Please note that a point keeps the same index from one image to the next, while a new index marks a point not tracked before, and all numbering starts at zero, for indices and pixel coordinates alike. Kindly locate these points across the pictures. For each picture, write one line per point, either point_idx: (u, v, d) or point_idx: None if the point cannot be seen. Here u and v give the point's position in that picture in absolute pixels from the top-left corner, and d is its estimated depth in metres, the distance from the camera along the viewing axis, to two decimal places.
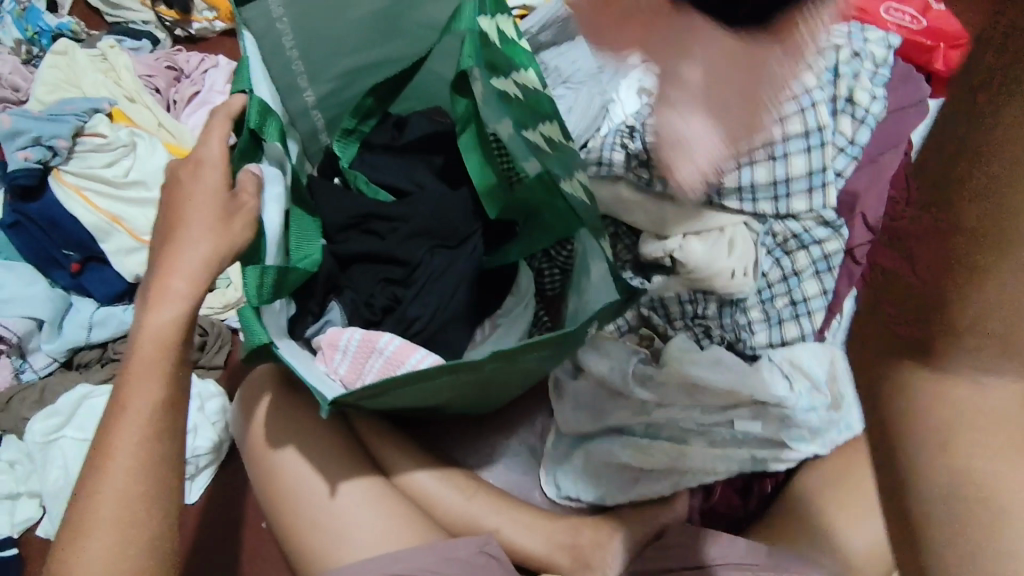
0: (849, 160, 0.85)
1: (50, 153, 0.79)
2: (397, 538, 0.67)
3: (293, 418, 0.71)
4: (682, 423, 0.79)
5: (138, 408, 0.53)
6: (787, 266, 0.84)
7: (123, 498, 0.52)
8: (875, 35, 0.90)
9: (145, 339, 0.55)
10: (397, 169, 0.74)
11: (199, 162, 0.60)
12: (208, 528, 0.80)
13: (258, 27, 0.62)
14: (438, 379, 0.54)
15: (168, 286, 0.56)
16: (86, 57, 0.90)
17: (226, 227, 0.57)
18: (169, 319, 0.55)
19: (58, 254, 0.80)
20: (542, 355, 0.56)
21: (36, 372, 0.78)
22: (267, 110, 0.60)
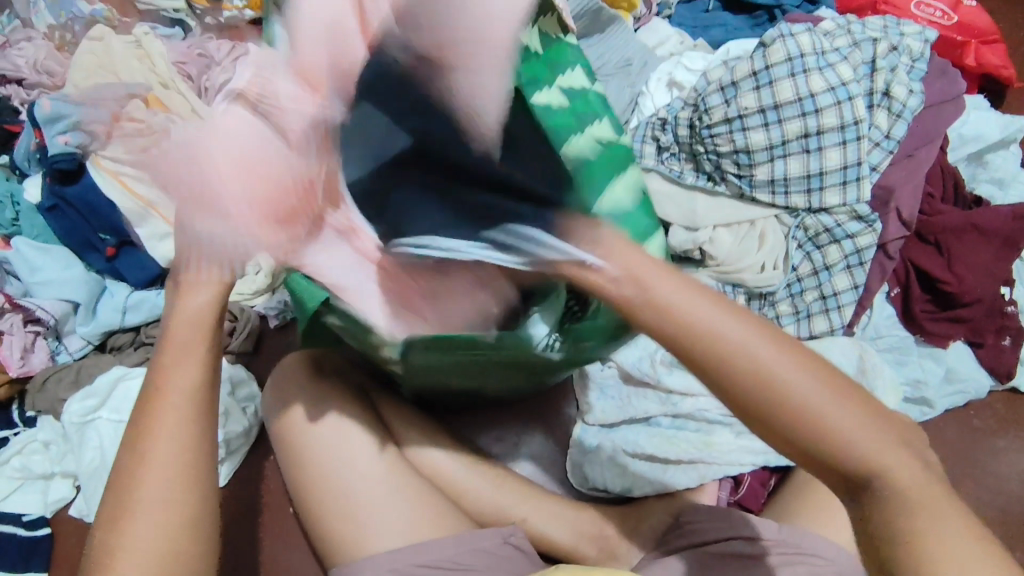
0: (885, 154, 0.84)
1: (89, 137, 0.80)
2: (426, 528, 0.67)
3: (324, 400, 0.72)
4: (702, 415, 0.81)
5: (178, 388, 0.52)
6: (818, 258, 0.83)
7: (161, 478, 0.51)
8: (913, 30, 0.89)
9: (177, 324, 0.52)
10: None
11: None
12: (235, 512, 0.81)
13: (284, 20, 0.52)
14: (492, 349, 0.53)
15: (197, 272, 0.52)
16: (121, 44, 0.91)
17: None
18: (198, 306, 0.51)
19: (94, 238, 0.81)
20: (575, 339, 0.56)
21: (71, 354, 0.79)
22: None
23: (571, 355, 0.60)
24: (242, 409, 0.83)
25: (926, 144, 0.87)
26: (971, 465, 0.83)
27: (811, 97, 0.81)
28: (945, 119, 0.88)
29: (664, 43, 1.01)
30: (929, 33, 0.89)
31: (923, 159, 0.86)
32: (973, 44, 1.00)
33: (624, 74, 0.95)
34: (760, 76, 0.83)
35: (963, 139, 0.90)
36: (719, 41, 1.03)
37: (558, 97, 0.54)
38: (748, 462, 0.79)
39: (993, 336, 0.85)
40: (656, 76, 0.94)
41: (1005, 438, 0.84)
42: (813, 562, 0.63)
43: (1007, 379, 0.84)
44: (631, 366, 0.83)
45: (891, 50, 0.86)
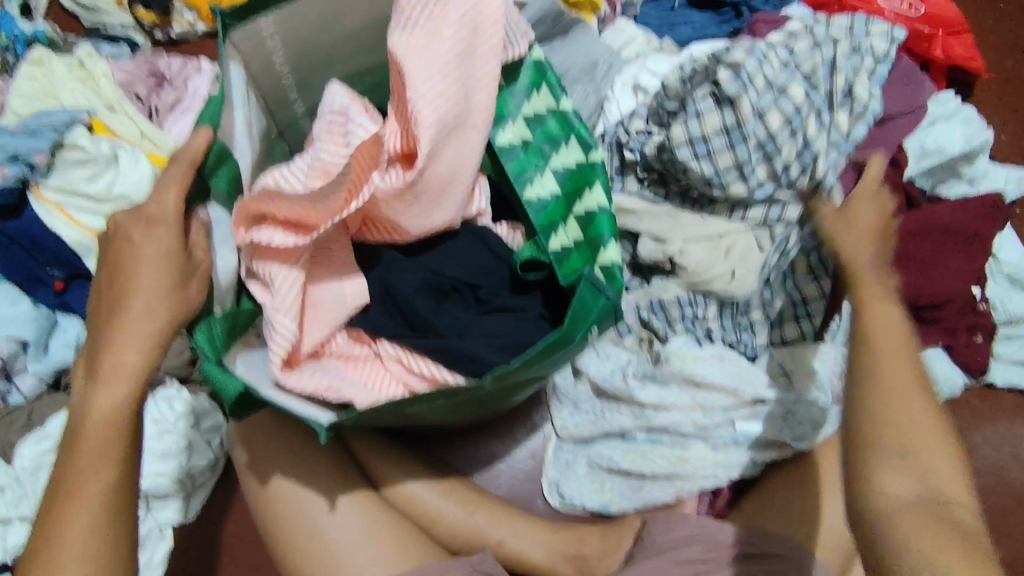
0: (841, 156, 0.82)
1: (29, 169, 0.76)
2: (392, 565, 0.67)
3: (285, 436, 0.70)
4: (671, 429, 0.79)
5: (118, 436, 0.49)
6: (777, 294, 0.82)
7: (97, 533, 0.48)
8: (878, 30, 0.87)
9: (121, 375, 0.50)
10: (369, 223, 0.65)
11: (150, 219, 0.52)
12: (204, 547, 0.80)
13: (245, 49, 0.61)
14: (429, 401, 0.54)
15: (135, 322, 0.50)
16: (62, 66, 0.87)
17: (182, 293, 0.51)
18: (143, 356, 0.50)
19: (41, 272, 0.78)
20: (542, 369, 0.56)
21: (23, 395, 0.76)
22: (224, 156, 0.56)
23: (535, 380, 0.60)
24: (207, 441, 0.80)
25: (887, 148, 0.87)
26: None
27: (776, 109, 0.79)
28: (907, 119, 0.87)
29: (630, 44, 0.98)
30: (894, 31, 0.87)
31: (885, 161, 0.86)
32: (940, 35, 0.98)
33: (589, 79, 0.92)
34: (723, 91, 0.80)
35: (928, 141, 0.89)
36: (686, 40, 1.01)
37: (527, 137, 0.68)
38: (727, 475, 0.77)
39: (966, 333, 0.84)
40: (622, 80, 0.91)
41: (981, 433, 0.85)
42: (767, 562, 0.66)
43: (980, 376, 0.85)
44: (603, 381, 0.82)
45: (854, 53, 0.84)
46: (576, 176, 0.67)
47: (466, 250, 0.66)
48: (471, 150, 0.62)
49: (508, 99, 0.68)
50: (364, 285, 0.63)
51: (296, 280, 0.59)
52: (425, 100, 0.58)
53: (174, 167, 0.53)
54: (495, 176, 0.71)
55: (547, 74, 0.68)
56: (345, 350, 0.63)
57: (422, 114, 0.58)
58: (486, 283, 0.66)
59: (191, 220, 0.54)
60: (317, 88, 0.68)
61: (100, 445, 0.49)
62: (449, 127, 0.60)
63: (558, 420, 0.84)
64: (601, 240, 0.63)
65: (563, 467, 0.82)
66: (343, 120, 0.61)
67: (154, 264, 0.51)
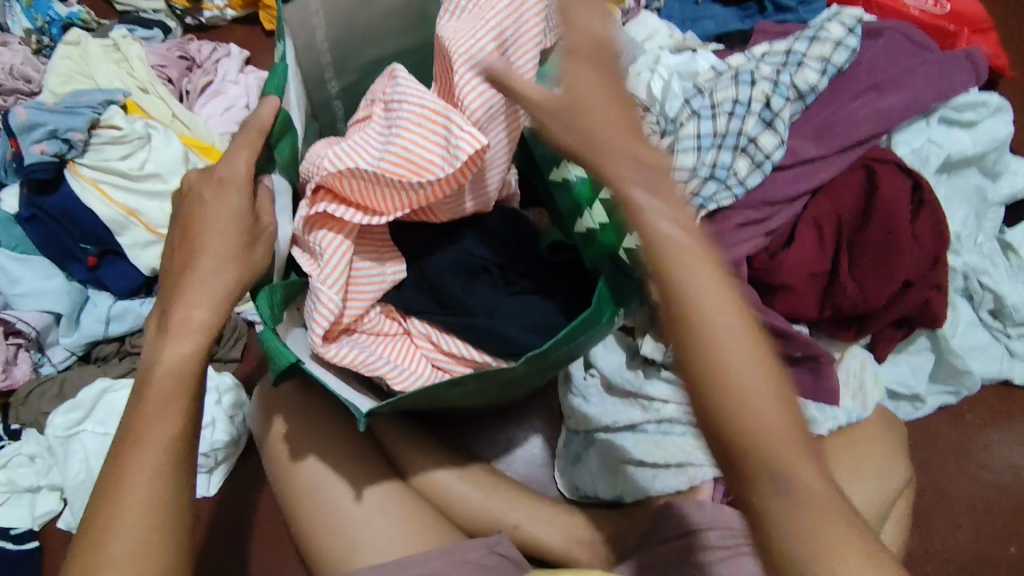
0: (776, 139, 0.78)
1: (67, 145, 0.78)
2: (412, 543, 0.68)
3: (309, 417, 0.72)
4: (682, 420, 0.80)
5: (157, 396, 0.50)
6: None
7: (161, 481, 0.48)
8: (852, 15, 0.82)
9: (162, 339, 0.51)
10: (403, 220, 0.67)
11: (222, 181, 0.54)
12: (224, 525, 0.80)
13: (295, 27, 0.62)
14: (463, 384, 0.55)
15: (183, 290, 0.52)
16: (98, 48, 0.89)
17: (251, 254, 0.53)
18: (206, 317, 0.51)
19: (75, 248, 0.79)
20: (568, 351, 0.57)
21: (55, 365, 0.78)
22: (286, 129, 0.58)
23: (558, 363, 0.60)
24: (231, 416, 0.82)
25: (861, 144, 0.80)
26: (963, 461, 0.86)
27: (711, 133, 0.80)
28: (926, 86, 0.82)
29: (654, 36, 0.99)
30: (852, 19, 0.82)
31: (841, 161, 0.79)
32: (965, 33, 0.97)
33: None
34: (654, 114, 0.85)
35: (908, 125, 0.83)
36: (707, 35, 1.01)
37: None
38: None
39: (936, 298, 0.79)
40: (637, 67, 0.88)
41: (997, 432, 0.87)
42: None
43: (1000, 375, 0.86)
44: (612, 374, 0.83)
45: (823, 77, 0.80)
46: (598, 163, 0.60)
47: (496, 234, 0.66)
48: (510, 134, 0.64)
49: None
50: (403, 263, 0.65)
51: (342, 254, 0.60)
52: (473, 86, 0.61)
53: (246, 133, 0.55)
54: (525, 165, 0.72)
55: None
56: (378, 326, 0.64)
57: (467, 98, 0.61)
58: (513, 265, 0.66)
59: (258, 184, 0.56)
60: (351, 70, 0.69)
61: (162, 399, 0.50)
62: (493, 110, 0.62)
63: (570, 410, 0.83)
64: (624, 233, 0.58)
65: (575, 460, 0.83)
66: (442, 119, 0.59)
67: (223, 225, 0.52)
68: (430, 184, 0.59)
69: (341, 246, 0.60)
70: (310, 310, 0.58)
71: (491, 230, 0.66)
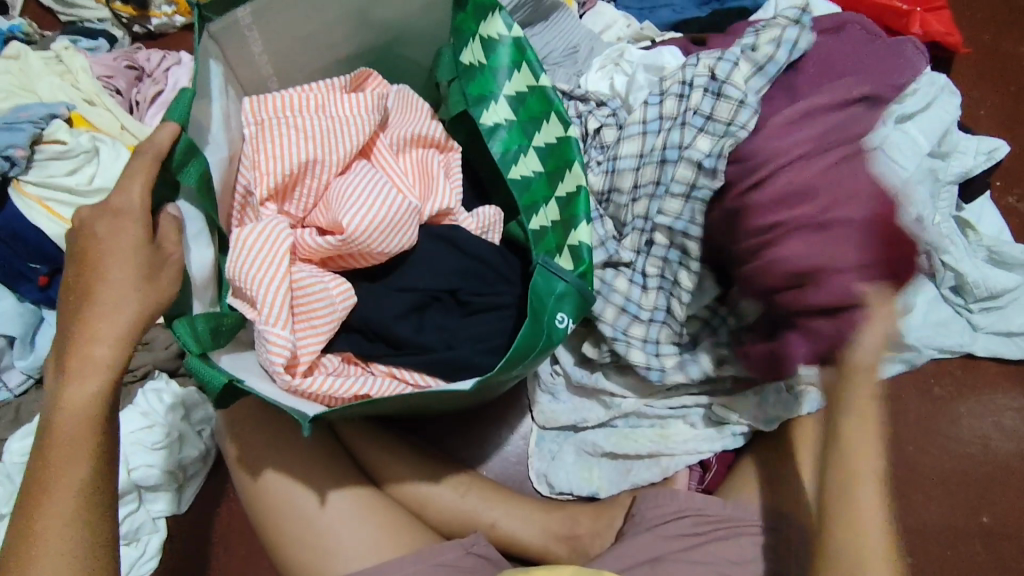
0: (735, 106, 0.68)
1: (9, 163, 0.75)
2: (386, 549, 0.67)
3: (269, 431, 0.70)
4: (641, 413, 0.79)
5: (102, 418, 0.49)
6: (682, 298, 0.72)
7: None
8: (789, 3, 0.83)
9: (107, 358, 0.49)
10: (363, 199, 0.61)
11: (115, 212, 0.51)
12: (198, 537, 0.80)
13: (225, 38, 0.60)
14: (411, 400, 0.55)
15: (122, 312, 0.50)
16: (39, 61, 0.86)
17: (154, 284, 0.51)
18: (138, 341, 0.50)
19: (24, 268, 0.77)
20: (519, 369, 0.57)
21: (10, 390, 0.76)
22: (193, 151, 0.54)
23: (511, 377, 0.60)
24: (198, 432, 0.80)
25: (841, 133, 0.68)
26: (932, 432, 0.87)
27: (657, 118, 0.74)
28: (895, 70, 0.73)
29: (610, 28, 0.99)
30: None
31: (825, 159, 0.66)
32: (918, 12, 0.97)
33: (571, 63, 0.93)
34: (610, 108, 0.83)
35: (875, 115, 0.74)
36: (664, 23, 1.01)
37: (499, 117, 0.68)
38: (700, 452, 0.78)
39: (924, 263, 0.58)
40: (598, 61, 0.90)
41: (964, 404, 0.89)
42: None
43: (963, 349, 0.88)
44: (572, 372, 0.80)
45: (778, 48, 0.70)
46: (556, 153, 0.65)
47: (435, 255, 0.65)
48: (450, 186, 0.69)
49: (490, 77, 0.67)
50: (350, 285, 0.62)
51: (281, 285, 0.58)
52: (409, 154, 0.69)
53: (138, 160, 0.51)
54: (464, 139, 0.72)
55: (526, 52, 0.66)
56: (336, 367, 0.61)
57: (416, 159, 0.69)
58: (466, 285, 0.65)
59: (159, 217, 0.53)
60: (296, 76, 0.69)
61: None
62: (429, 171, 0.68)
63: (537, 407, 0.82)
64: (579, 215, 0.62)
65: (549, 458, 0.82)
66: (397, 176, 0.67)
67: (143, 246, 0.51)
68: (327, 219, 0.63)
69: (273, 279, 0.58)
70: (264, 350, 0.57)
71: (441, 238, 0.66)
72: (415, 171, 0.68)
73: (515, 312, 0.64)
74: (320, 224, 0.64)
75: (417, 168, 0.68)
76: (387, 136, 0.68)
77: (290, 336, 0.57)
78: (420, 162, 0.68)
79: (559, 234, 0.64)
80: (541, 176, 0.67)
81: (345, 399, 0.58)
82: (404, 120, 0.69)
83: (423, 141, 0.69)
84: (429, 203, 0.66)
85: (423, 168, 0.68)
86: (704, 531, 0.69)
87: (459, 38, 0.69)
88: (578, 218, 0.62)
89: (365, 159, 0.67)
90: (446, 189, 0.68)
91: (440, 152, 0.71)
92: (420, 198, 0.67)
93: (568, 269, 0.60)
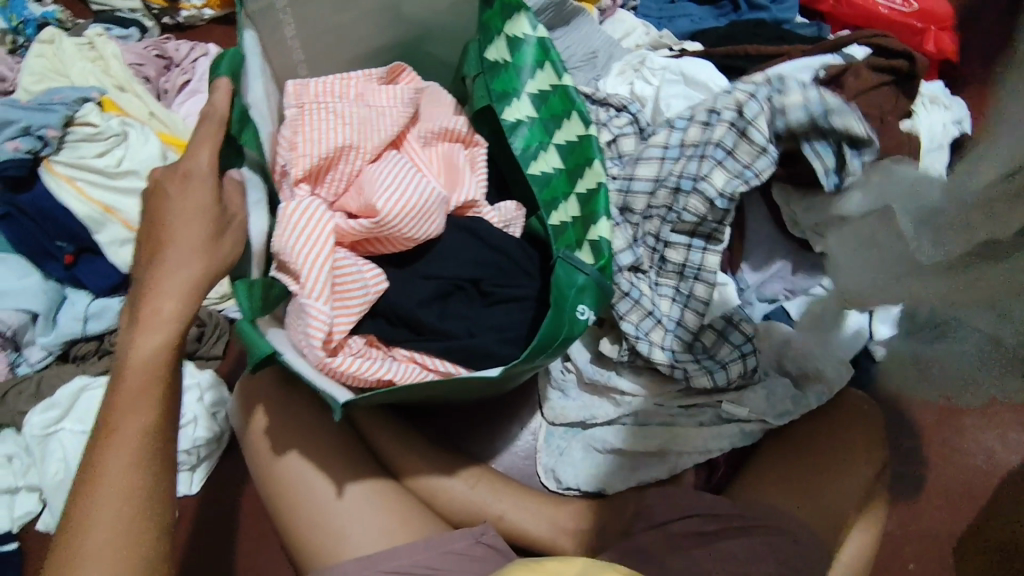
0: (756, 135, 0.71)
1: (41, 142, 0.78)
2: (395, 535, 0.68)
3: (289, 415, 0.71)
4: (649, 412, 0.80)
5: (138, 380, 0.51)
6: (700, 309, 0.74)
7: (138, 468, 0.49)
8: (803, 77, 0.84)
9: (151, 321, 0.52)
10: (397, 184, 0.63)
11: (187, 173, 0.55)
12: (206, 520, 0.80)
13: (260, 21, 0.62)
14: (429, 387, 0.56)
15: (165, 276, 0.53)
16: (72, 46, 0.88)
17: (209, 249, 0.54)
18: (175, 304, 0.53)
19: (50, 246, 0.78)
20: (540, 361, 0.57)
21: (32, 365, 0.77)
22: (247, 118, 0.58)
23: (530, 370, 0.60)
24: (212, 414, 0.81)
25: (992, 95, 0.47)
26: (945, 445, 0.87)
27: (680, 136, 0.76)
28: None
29: (630, 34, 1.01)
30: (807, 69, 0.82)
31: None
32: (933, 30, 0.98)
33: (590, 67, 0.94)
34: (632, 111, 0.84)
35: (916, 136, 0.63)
36: (683, 32, 1.03)
37: (522, 114, 0.69)
38: (710, 452, 0.77)
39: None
40: (618, 68, 0.92)
41: None
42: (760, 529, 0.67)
43: None
44: (583, 368, 0.81)
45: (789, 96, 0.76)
46: (577, 151, 0.67)
47: (458, 245, 0.67)
48: (477, 178, 0.70)
49: (514, 73, 0.69)
50: (384, 271, 0.64)
51: (326, 265, 0.59)
52: (438, 146, 0.71)
53: (206, 125, 0.55)
54: (488, 133, 0.73)
55: (550, 51, 0.69)
56: (360, 350, 0.62)
57: (445, 150, 0.71)
58: (487, 275, 0.66)
59: (225, 177, 0.58)
60: (326, 68, 0.71)
61: (135, 387, 0.51)
62: (455, 162, 0.70)
63: (548, 402, 0.84)
64: (599, 211, 0.63)
65: (557, 453, 0.83)
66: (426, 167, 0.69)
67: (190, 216, 0.54)
68: (358, 205, 0.64)
69: (319, 257, 0.59)
70: (303, 324, 0.57)
71: (464, 229, 0.67)
72: (442, 161, 0.70)
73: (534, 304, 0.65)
74: (350, 209, 0.65)
75: (441, 159, 0.70)
76: (415, 128, 0.70)
77: (329, 313, 0.58)
78: (446, 155, 0.70)
79: (578, 231, 0.65)
80: (562, 172, 0.68)
81: (369, 382, 0.59)
82: (434, 113, 0.72)
83: (451, 134, 0.71)
84: (456, 194, 0.68)
85: (450, 159, 0.70)
86: (713, 530, 0.68)
87: (485, 35, 0.69)
88: (601, 214, 0.63)
89: (395, 150, 0.69)
90: (473, 179, 0.69)
91: (467, 145, 0.72)
92: (447, 187, 0.69)
93: (588, 263, 0.61)
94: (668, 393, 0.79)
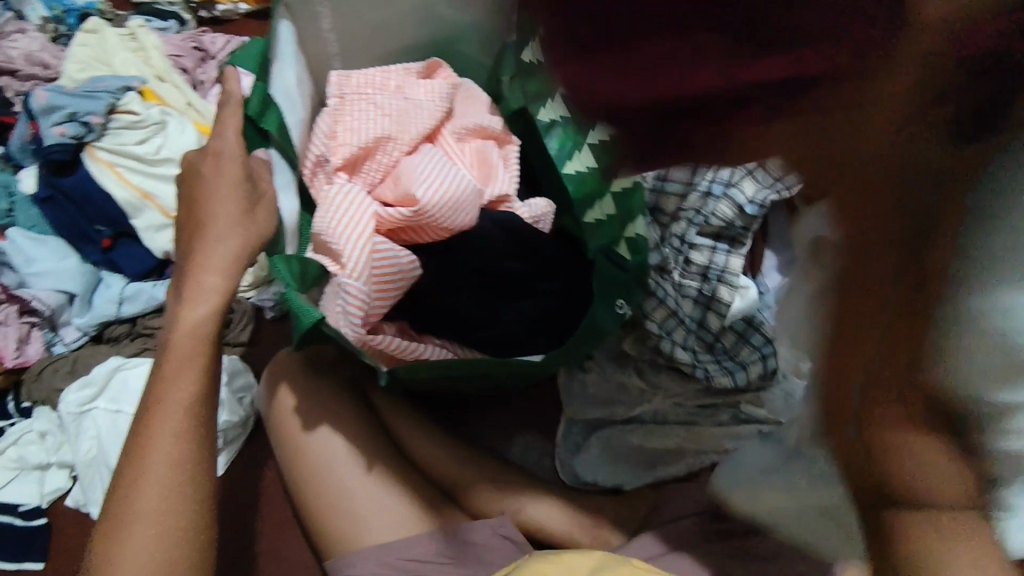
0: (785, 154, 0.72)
1: (85, 128, 0.81)
2: (417, 523, 0.69)
3: (317, 399, 0.73)
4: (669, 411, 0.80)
5: (186, 355, 0.55)
6: (722, 310, 0.73)
7: (180, 441, 0.52)
8: None
9: (200, 293, 0.56)
10: (432, 175, 0.66)
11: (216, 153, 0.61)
12: (229, 503, 0.82)
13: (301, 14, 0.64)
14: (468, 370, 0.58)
15: (212, 253, 0.57)
16: (115, 37, 0.91)
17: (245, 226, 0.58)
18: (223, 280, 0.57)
19: (89, 229, 0.81)
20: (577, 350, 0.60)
21: (67, 345, 0.79)
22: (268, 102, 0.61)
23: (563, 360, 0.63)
24: (239, 399, 0.83)
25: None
26: None
27: None
28: None
29: None
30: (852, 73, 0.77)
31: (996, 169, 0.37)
32: None
33: None
34: None
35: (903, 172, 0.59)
36: None
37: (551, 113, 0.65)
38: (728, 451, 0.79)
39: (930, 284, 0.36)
40: None
41: None
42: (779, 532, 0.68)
43: None
44: (604, 364, 0.81)
45: None
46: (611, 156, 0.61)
47: (490, 236, 0.66)
48: (509, 172, 0.72)
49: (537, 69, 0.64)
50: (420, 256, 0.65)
51: (365, 246, 0.62)
52: (471, 142, 0.73)
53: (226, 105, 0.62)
54: (522, 131, 0.74)
55: None
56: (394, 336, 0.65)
57: (477, 145, 0.73)
58: (519, 266, 0.65)
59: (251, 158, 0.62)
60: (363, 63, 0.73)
61: (179, 362, 0.54)
62: (487, 159, 0.72)
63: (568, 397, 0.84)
64: (634, 208, 0.60)
65: (573, 448, 0.83)
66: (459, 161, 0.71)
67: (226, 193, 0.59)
68: (395, 195, 0.67)
69: (358, 240, 0.62)
70: (344, 305, 0.59)
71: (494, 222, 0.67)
72: (475, 157, 0.72)
73: (561, 295, 0.65)
74: (386, 199, 0.68)
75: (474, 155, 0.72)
76: (450, 124, 0.73)
77: (368, 292, 0.60)
78: (480, 150, 0.72)
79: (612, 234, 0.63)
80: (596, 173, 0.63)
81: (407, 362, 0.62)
82: (467, 110, 0.74)
83: (484, 130, 0.73)
84: (488, 187, 0.70)
85: (483, 154, 0.72)
86: (738, 532, 0.68)
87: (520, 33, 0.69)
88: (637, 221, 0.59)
89: (429, 143, 0.71)
90: (504, 173, 0.71)
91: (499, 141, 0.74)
92: (480, 181, 0.71)
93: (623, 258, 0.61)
94: (686, 392, 0.79)
